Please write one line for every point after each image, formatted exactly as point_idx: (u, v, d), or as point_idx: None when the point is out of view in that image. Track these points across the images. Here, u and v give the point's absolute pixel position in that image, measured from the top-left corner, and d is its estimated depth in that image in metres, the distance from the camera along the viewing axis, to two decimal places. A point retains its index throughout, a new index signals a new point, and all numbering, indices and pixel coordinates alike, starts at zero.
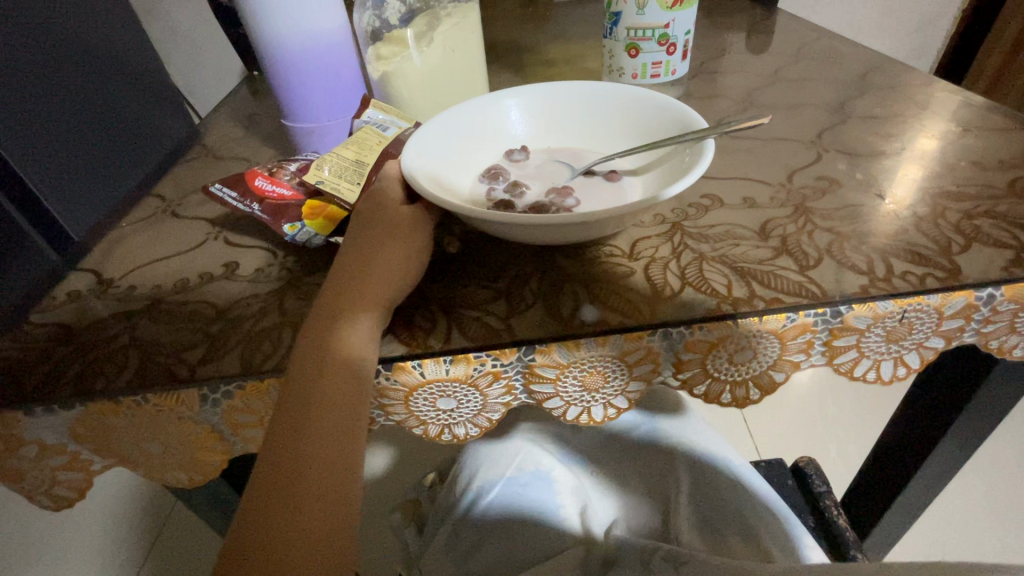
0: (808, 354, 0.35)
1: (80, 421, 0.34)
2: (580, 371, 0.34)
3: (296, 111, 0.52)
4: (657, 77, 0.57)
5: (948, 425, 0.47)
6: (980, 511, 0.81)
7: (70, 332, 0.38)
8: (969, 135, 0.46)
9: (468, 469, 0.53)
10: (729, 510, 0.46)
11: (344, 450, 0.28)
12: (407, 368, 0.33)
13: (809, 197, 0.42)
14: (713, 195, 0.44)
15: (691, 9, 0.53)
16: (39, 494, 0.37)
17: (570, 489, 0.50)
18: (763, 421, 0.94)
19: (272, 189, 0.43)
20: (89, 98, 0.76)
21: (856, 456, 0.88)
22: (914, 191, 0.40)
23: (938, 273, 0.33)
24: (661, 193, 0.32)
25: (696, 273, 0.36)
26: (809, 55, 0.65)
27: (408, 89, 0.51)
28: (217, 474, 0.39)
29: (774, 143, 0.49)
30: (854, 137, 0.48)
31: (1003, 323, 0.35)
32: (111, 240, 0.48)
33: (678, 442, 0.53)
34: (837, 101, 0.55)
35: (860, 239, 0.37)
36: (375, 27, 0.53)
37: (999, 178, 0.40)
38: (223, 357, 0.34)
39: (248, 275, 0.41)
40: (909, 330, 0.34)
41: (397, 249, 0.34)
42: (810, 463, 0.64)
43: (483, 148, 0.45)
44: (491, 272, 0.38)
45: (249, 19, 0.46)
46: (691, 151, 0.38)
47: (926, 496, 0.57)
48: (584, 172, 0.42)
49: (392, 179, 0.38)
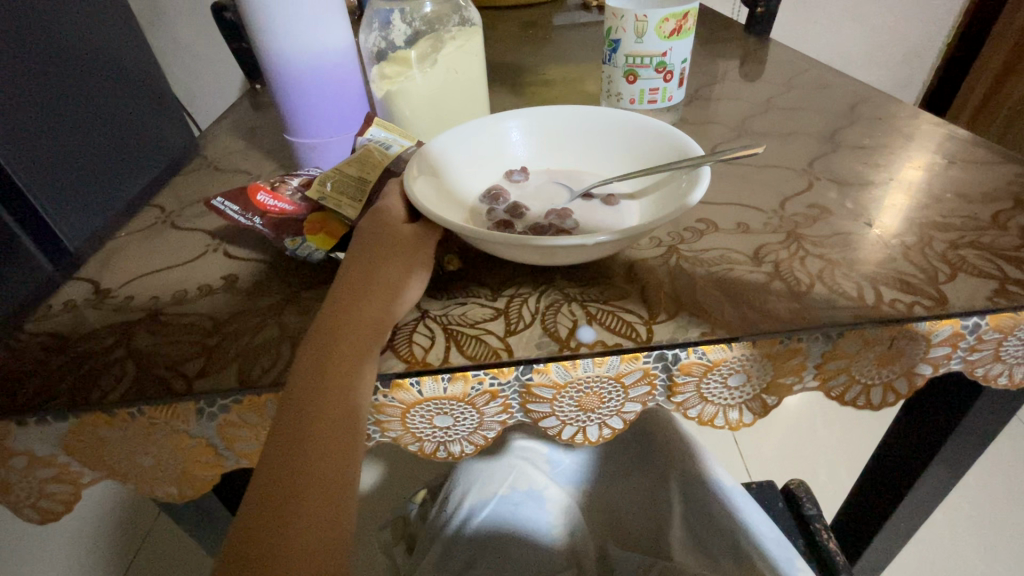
0: (800, 376, 0.36)
1: (72, 433, 0.34)
2: (577, 392, 0.34)
3: (298, 127, 0.53)
4: (654, 103, 0.59)
5: (934, 449, 0.47)
6: (966, 536, 0.82)
7: (65, 342, 0.38)
8: (953, 167, 0.47)
9: (459, 488, 0.52)
10: (724, 535, 0.46)
11: (338, 465, 0.27)
12: (405, 386, 0.33)
13: (802, 224, 0.43)
14: (708, 219, 0.44)
15: (689, 38, 0.54)
16: (25, 506, 0.36)
17: (563, 509, 0.51)
18: (751, 442, 0.95)
19: (273, 204, 0.44)
20: (88, 110, 0.79)
21: (845, 478, 0.88)
22: (901, 220, 0.42)
23: (926, 301, 0.34)
24: (686, 200, 0.35)
25: (691, 297, 0.37)
26: (801, 85, 0.67)
27: (410, 108, 0.52)
28: (209, 489, 0.39)
29: (767, 170, 0.51)
30: (844, 167, 0.49)
31: (988, 352, 0.36)
32: (110, 250, 0.48)
33: (670, 461, 0.53)
34: (828, 130, 0.56)
35: (850, 265, 0.38)
36: (381, 48, 0.54)
37: (984, 211, 0.42)
38: (220, 371, 0.34)
39: (246, 288, 0.41)
40: (899, 356, 0.35)
41: (399, 267, 0.34)
42: (800, 486, 0.64)
43: (483, 169, 0.45)
44: (491, 290, 0.39)
45: (254, 36, 0.47)
46: (687, 177, 0.39)
47: (914, 520, 0.57)
48: (584, 194, 0.42)
49: (393, 197, 0.39)
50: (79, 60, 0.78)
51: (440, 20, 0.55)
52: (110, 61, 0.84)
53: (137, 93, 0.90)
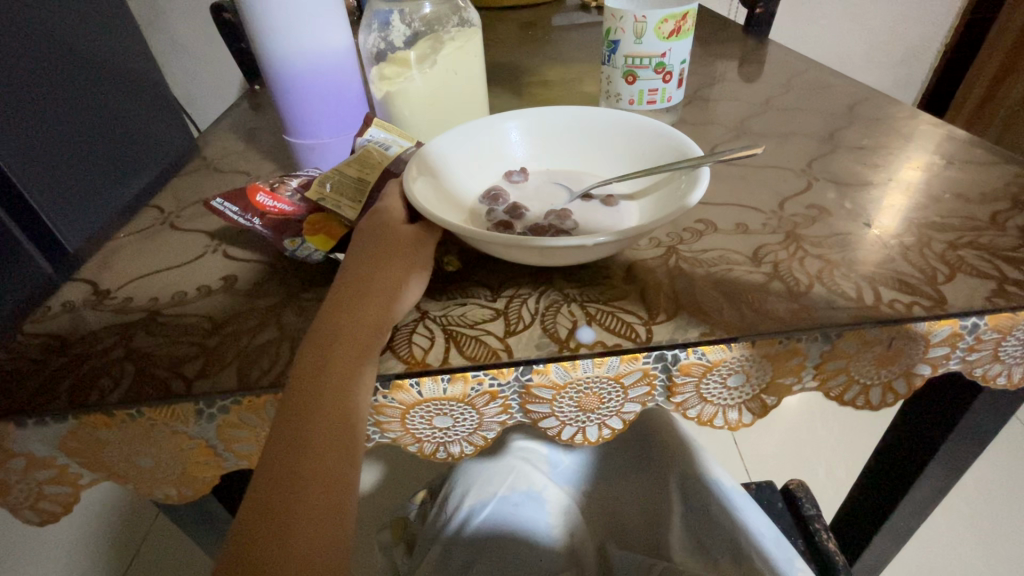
0: (799, 377, 0.36)
1: (72, 434, 0.34)
2: (576, 392, 0.34)
3: (298, 127, 0.53)
4: (653, 103, 0.59)
5: (934, 449, 0.48)
6: (966, 536, 0.82)
7: (64, 343, 0.38)
8: (951, 167, 0.47)
9: (458, 489, 0.52)
10: (724, 536, 0.46)
11: (338, 470, 0.27)
12: (405, 387, 0.33)
13: (800, 224, 0.43)
14: (707, 220, 0.45)
15: (688, 39, 0.54)
16: (24, 508, 0.36)
17: (563, 509, 0.51)
18: (750, 442, 0.95)
19: (272, 205, 0.44)
20: (87, 112, 0.79)
21: (845, 478, 0.89)
22: (900, 220, 0.42)
23: (924, 302, 0.34)
24: (687, 200, 0.35)
25: (690, 298, 0.37)
26: (799, 86, 0.67)
27: (409, 109, 0.52)
28: (208, 490, 0.38)
29: (766, 171, 0.51)
30: (843, 167, 0.49)
31: (987, 352, 0.36)
32: (109, 251, 0.47)
33: (670, 460, 0.53)
34: (827, 131, 0.56)
35: (849, 266, 0.38)
36: (380, 49, 0.54)
37: (982, 212, 0.42)
38: (220, 371, 0.34)
39: (246, 289, 0.41)
40: (898, 356, 0.35)
41: (399, 267, 0.34)
42: (799, 486, 0.64)
43: (482, 169, 0.45)
44: (490, 290, 0.39)
45: (253, 37, 0.47)
46: (686, 177, 0.39)
47: (914, 520, 0.57)
48: (583, 195, 0.42)
49: (393, 198, 0.39)
50: (78, 61, 0.78)
51: (440, 21, 0.55)
52: (110, 63, 0.84)
53: (137, 96, 0.90)
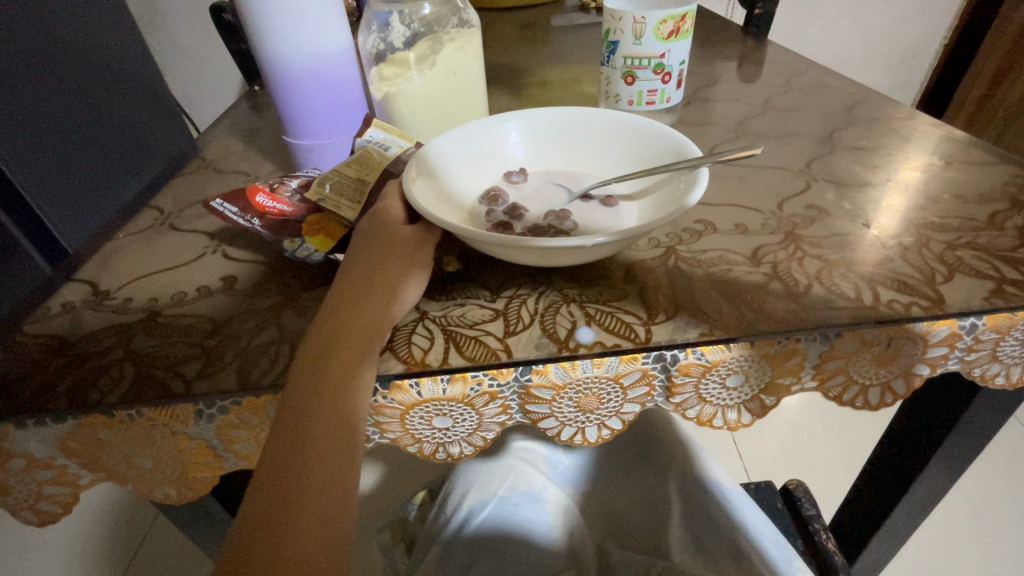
0: (798, 377, 0.36)
1: (72, 435, 0.34)
2: (575, 393, 0.34)
3: (297, 128, 0.53)
4: (652, 104, 0.59)
5: (933, 449, 0.48)
6: (965, 536, 0.82)
7: (64, 343, 0.38)
8: (950, 168, 0.47)
9: (458, 490, 0.52)
10: (723, 536, 0.46)
11: (339, 470, 0.27)
12: (404, 387, 0.33)
13: (799, 224, 0.43)
14: (707, 220, 0.45)
15: (687, 40, 0.54)
16: (23, 509, 0.36)
17: (562, 509, 0.51)
18: (750, 442, 0.95)
19: (272, 205, 0.44)
20: (85, 114, 0.79)
21: (844, 478, 0.89)
22: (899, 220, 0.42)
23: (923, 302, 0.34)
24: (686, 201, 0.35)
25: (689, 298, 0.37)
26: (798, 87, 0.67)
27: (409, 109, 0.52)
28: (208, 491, 0.38)
29: (765, 171, 0.51)
30: (842, 168, 0.50)
31: (985, 352, 0.36)
32: (108, 251, 0.48)
33: (670, 460, 0.53)
34: (826, 131, 0.56)
35: (848, 266, 0.38)
36: (380, 50, 0.54)
37: (981, 212, 0.42)
38: (220, 372, 0.34)
39: (245, 289, 0.41)
40: (896, 357, 0.35)
41: (399, 267, 0.34)
42: (799, 486, 0.64)
43: (481, 170, 0.45)
44: (490, 290, 0.39)
45: (253, 38, 0.47)
46: (685, 178, 0.39)
47: (914, 520, 0.57)
48: (582, 196, 0.42)
49: (393, 198, 0.39)
50: (76, 63, 0.78)
51: (439, 22, 0.55)
52: (109, 64, 0.84)
53: (137, 96, 0.90)
